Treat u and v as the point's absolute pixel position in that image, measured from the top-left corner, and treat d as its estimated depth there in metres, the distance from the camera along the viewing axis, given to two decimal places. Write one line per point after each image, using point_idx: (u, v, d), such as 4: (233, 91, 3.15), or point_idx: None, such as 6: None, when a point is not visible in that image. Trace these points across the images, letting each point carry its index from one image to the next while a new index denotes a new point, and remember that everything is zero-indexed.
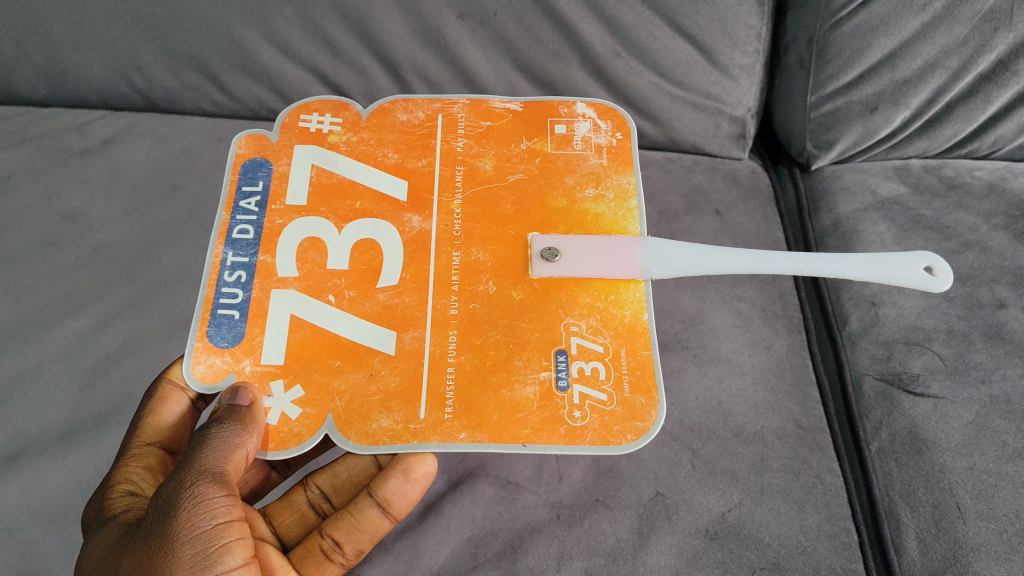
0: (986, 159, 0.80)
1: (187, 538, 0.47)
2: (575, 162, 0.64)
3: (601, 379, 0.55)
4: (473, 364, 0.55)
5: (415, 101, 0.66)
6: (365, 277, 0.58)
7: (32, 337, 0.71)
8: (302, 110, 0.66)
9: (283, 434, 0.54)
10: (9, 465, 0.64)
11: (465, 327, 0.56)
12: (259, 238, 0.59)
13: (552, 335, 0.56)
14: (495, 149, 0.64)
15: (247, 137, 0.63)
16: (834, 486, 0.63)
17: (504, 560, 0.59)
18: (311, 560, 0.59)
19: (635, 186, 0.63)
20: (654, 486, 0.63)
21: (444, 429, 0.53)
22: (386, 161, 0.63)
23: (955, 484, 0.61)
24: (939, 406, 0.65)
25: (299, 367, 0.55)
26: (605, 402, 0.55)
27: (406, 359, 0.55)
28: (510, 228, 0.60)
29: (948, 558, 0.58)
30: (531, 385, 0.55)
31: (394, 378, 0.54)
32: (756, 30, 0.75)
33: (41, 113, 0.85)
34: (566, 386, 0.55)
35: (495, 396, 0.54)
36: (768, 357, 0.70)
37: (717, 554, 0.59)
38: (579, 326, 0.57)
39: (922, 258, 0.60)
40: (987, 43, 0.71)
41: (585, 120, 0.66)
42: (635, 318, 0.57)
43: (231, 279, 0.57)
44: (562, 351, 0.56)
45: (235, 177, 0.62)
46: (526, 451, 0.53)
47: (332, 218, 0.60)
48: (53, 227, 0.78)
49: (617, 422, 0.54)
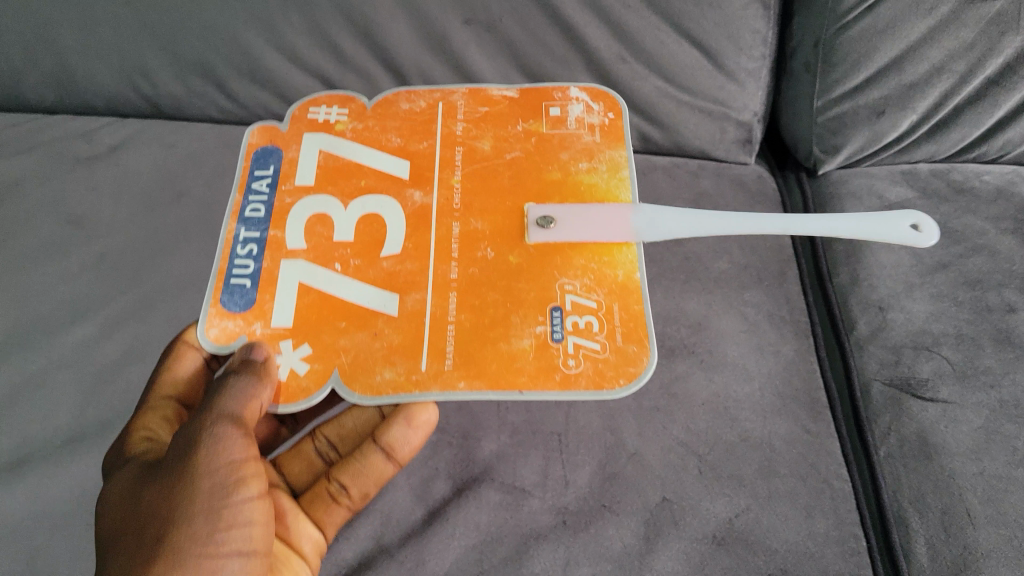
0: (995, 162, 0.80)
1: (205, 470, 0.48)
2: (570, 140, 0.63)
3: (595, 330, 0.54)
4: (471, 323, 0.54)
5: (417, 93, 0.66)
6: (370, 247, 0.58)
7: (40, 342, 0.71)
8: (311, 103, 0.66)
9: (292, 389, 0.54)
10: (16, 470, 0.64)
11: (464, 288, 0.56)
12: (269, 216, 0.59)
13: (547, 294, 0.56)
14: (493, 131, 0.63)
15: (259, 128, 0.64)
16: (843, 491, 0.62)
17: (510, 566, 0.59)
18: (319, 503, 0.61)
19: (628, 159, 0.63)
20: (660, 492, 0.62)
21: (445, 379, 0.52)
22: (389, 145, 0.63)
23: (964, 489, 0.60)
24: (948, 411, 0.64)
25: (307, 328, 0.55)
26: (599, 351, 0.54)
27: (408, 320, 0.55)
28: (507, 200, 0.60)
29: (957, 564, 0.57)
30: (527, 338, 0.54)
31: (396, 336, 0.54)
32: (761, 35, 0.74)
33: (48, 120, 0.87)
34: (561, 338, 0.54)
35: (493, 349, 0.53)
36: (775, 362, 0.69)
37: (724, 559, 0.59)
38: (574, 285, 0.56)
39: (906, 214, 0.62)
40: (994, 47, 0.71)
41: (577, 100, 0.66)
42: (628, 277, 0.57)
43: (243, 255, 0.58)
44: (557, 308, 0.55)
45: (247, 163, 0.63)
46: (523, 399, 0.52)
47: (338, 196, 0.60)
48: (61, 232, 0.78)
49: (611, 369, 0.53)
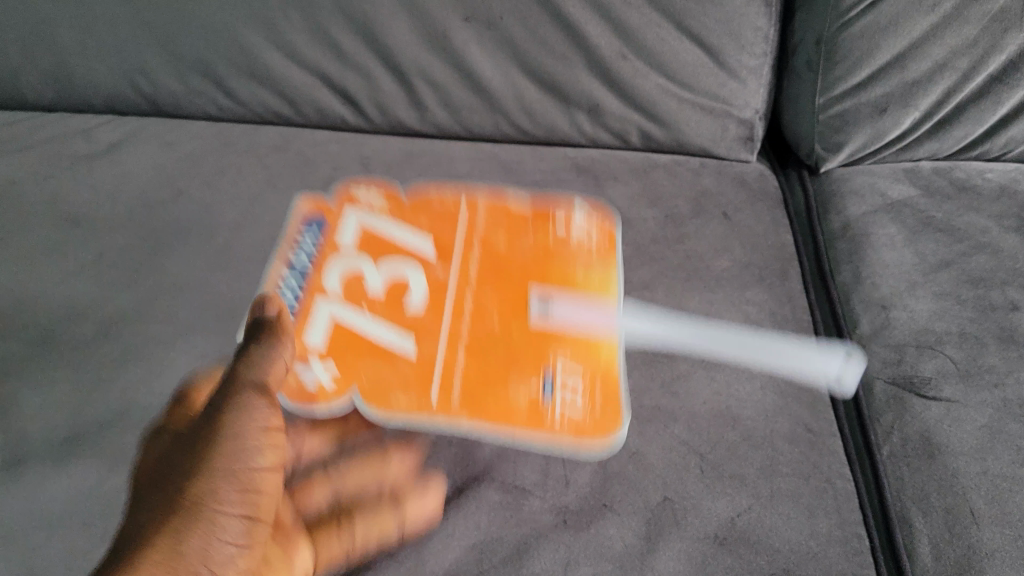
0: (998, 160, 0.80)
1: (226, 431, 0.49)
2: (574, 249, 0.74)
3: (578, 393, 0.64)
4: (477, 374, 0.64)
5: (446, 186, 0.79)
6: (397, 299, 0.69)
7: (34, 341, 0.70)
8: (353, 184, 0.80)
9: (321, 393, 0.64)
10: (12, 470, 0.62)
11: (472, 346, 0.66)
12: (315, 264, 0.72)
13: (542, 359, 0.66)
14: (507, 237, 0.74)
15: (308, 201, 0.78)
16: (845, 491, 0.60)
17: (510, 566, 0.56)
18: (303, 484, 0.58)
19: (618, 280, 0.72)
20: (661, 491, 0.60)
21: (450, 412, 0.63)
22: (421, 224, 0.75)
23: (968, 488, 0.60)
24: (952, 410, 0.63)
25: (337, 352, 0.66)
26: (581, 415, 0.63)
27: (422, 364, 0.65)
28: (517, 282, 0.71)
29: (962, 563, 0.56)
30: (522, 395, 0.63)
31: (413, 373, 0.65)
32: (763, 32, 0.74)
33: (47, 117, 0.89)
34: (550, 396, 0.64)
35: (494, 399, 0.63)
36: (778, 360, 0.68)
37: (727, 559, 0.57)
38: (564, 360, 0.66)
39: (838, 353, 0.68)
40: (997, 43, 0.71)
41: (579, 208, 0.78)
42: (609, 365, 0.66)
43: (290, 292, 0.69)
44: (548, 369, 0.65)
45: (297, 227, 0.76)
46: (512, 446, 0.62)
47: (375, 256, 0.72)
48: (57, 229, 0.78)
49: (589, 428, 0.62)
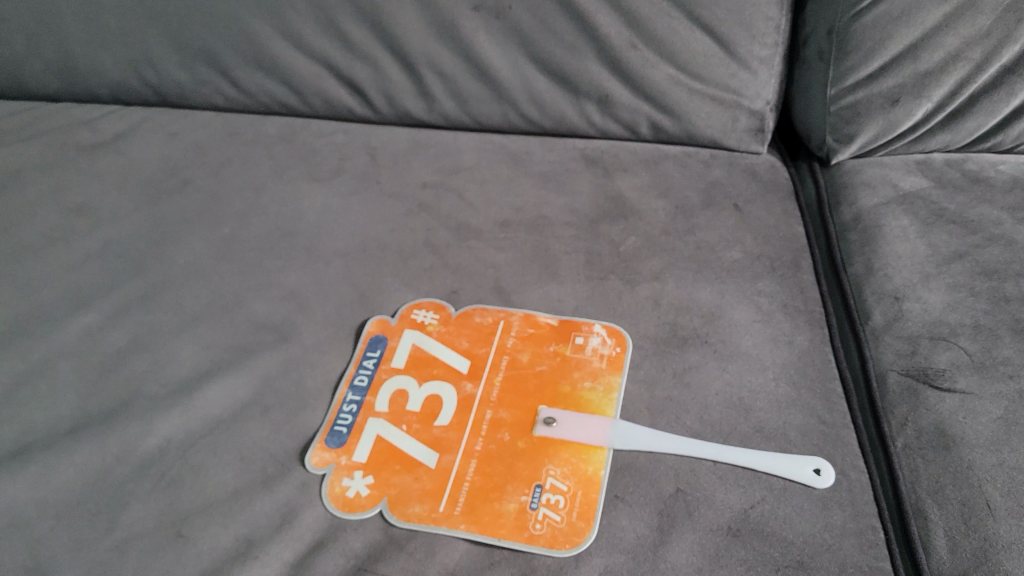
0: (1011, 152, 0.79)
1: None
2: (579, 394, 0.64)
3: (560, 504, 0.57)
4: (467, 481, 0.59)
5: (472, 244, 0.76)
6: (403, 392, 0.64)
7: (39, 331, 0.69)
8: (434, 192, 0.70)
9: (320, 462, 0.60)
10: (15, 460, 0.61)
11: (468, 451, 0.60)
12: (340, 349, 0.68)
13: (533, 471, 0.59)
14: (520, 323, 0.69)
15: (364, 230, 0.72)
16: (860, 483, 0.59)
17: (522, 556, 0.55)
18: None
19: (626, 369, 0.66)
20: (674, 483, 0.58)
21: (428, 515, 0.57)
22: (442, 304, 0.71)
23: (984, 481, 0.57)
24: (966, 402, 0.61)
25: (337, 438, 0.62)
26: (559, 520, 0.56)
27: (412, 464, 0.60)
28: (525, 383, 0.64)
29: (979, 556, 0.53)
30: (509, 501, 0.57)
31: (429, 482, 0.59)
32: (775, 22, 0.73)
33: (54, 107, 0.91)
34: (534, 506, 0.57)
35: (478, 506, 0.57)
36: (790, 352, 0.67)
37: (740, 551, 0.55)
38: (555, 470, 0.59)
39: (812, 457, 0.60)
40: (1011, 34, 0.70)
41: (597, 335, 0.68)
42: (596, 471, 0.59)
43: (346, 411, 0.63)
44: (538, 485, 0.58)
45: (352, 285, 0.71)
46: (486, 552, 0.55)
47: (391, 339, 0.68)
48: (63, 218, 0.78)
49: (561, 534, 0.56)
